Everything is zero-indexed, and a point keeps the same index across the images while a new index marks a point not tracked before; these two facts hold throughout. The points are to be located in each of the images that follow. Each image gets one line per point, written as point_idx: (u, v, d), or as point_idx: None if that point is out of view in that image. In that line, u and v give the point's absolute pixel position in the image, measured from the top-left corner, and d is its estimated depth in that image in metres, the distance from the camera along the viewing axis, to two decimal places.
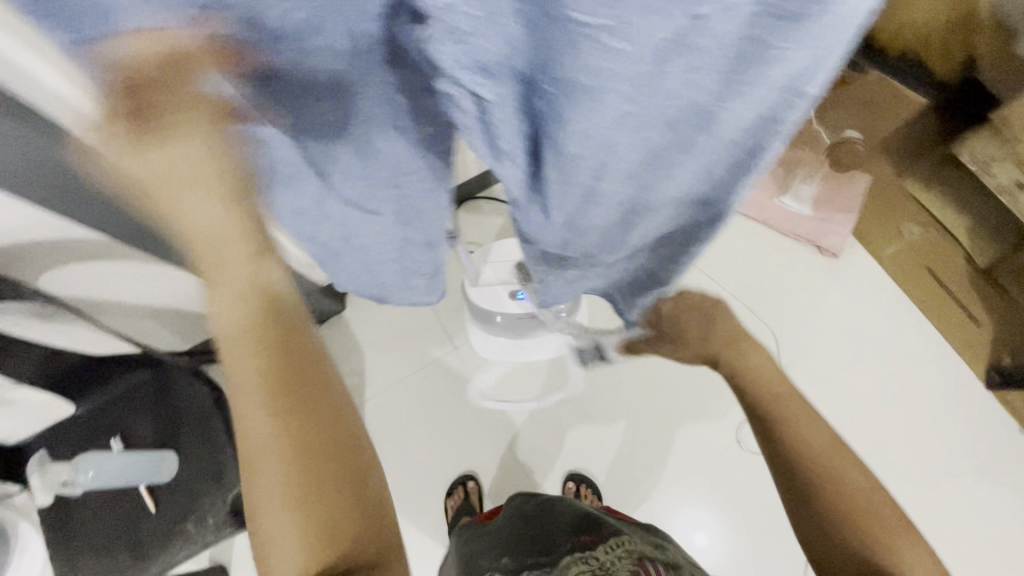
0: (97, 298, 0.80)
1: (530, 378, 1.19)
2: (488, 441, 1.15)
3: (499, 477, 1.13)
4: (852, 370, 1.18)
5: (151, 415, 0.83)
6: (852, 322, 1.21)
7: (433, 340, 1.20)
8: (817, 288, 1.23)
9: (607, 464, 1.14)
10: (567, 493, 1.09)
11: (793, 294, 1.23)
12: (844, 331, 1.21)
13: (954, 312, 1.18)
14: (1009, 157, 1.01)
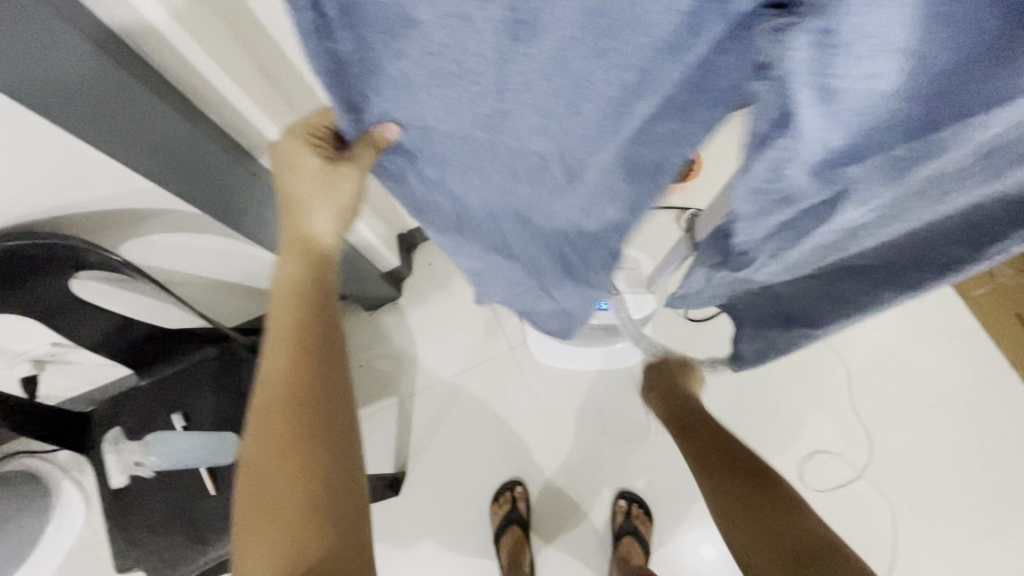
0: (172, 266, 0.77)
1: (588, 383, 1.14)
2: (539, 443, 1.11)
3: (547, 483, 1.10)
4: (926, 413, 1.12)
5: (214, 386, 0.79)
6: (930, 363, 1.15)
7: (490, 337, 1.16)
8: (895, 322, 1.17)
9: (664, 482, 1.09)
10: (617, 511, 1.05)
11: (869, 327, 1.17)
12: (921, 371, 1.14)
13: None
14: None
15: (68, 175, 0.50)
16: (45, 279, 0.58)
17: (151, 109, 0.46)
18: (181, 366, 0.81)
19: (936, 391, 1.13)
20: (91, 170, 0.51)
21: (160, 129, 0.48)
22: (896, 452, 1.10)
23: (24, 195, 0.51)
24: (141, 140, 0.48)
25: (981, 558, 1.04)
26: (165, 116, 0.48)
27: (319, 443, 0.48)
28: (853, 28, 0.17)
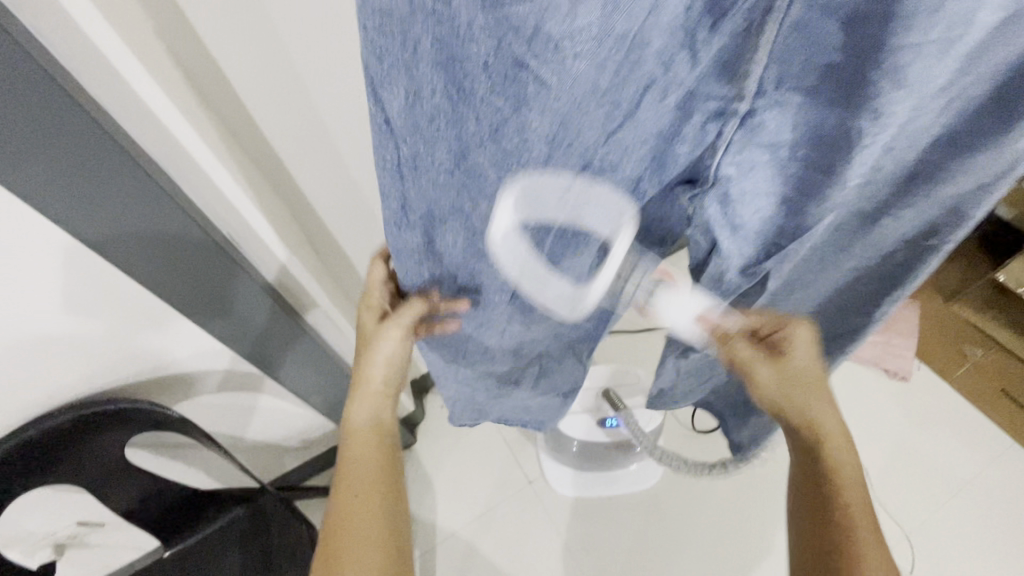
0: (210, 428, 0.82)
1: (608, 516, 1.11)
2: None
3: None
4: (953, 503, 1.11)
5: (239, 545, 0.79)
6: (939, 450, 1.17)
7: (508, 473, 1.17)
8: (893, 413, 1.22)
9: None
10: None
11: (870, 420, 1.21)
12: (933, 459, 1.16)
13: None
14: None
15: (145, 341, 0.60)
16: (105, 443, 0.63)
17: (234, 286, 0.58)
18: (209, 530, 0.81)
19: (954, 478, 1.14)
20: (165, 333, 0.60)
21: (232, 297, 0.59)
22: (938, 549, 1.06)
23: (106, 361, 0.60)
24: (217, 305, 0.59)
25: None
26: (243, 291, 0.59)
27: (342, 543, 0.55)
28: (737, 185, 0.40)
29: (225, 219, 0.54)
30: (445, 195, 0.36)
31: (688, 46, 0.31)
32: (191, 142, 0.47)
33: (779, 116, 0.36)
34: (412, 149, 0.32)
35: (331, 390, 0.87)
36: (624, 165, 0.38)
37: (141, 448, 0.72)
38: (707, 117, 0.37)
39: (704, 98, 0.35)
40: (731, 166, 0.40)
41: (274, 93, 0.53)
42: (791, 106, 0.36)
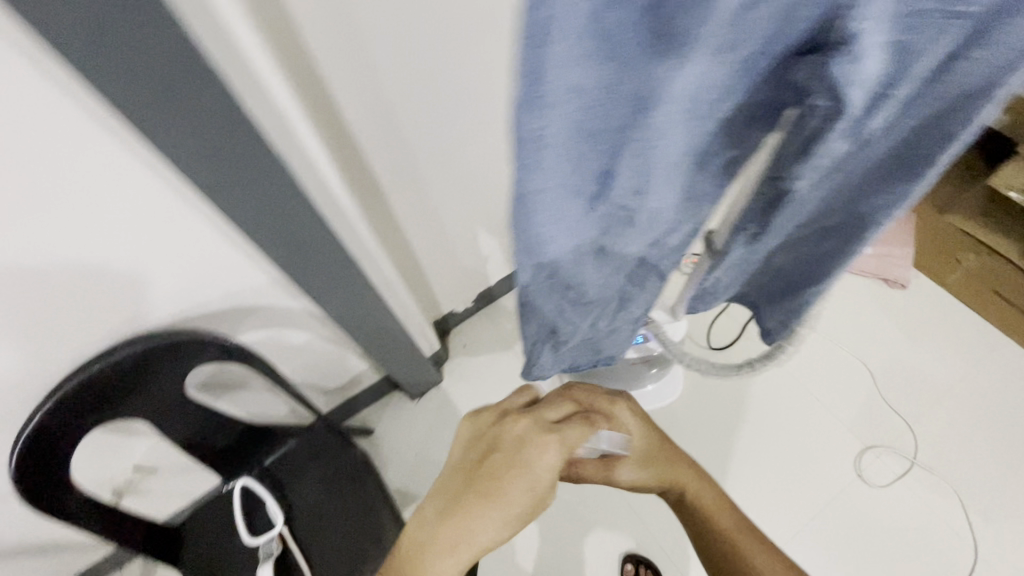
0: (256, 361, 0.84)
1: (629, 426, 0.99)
2: None
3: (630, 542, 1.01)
4: (950, 396, 1.18)
5: (294, 479, 0.83)
6: (940, 353, 1.22)
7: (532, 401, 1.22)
8: (899, 321, 1.25)
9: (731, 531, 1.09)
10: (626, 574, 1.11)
11: (879, 326, 1.25)
12: (936, 361, 1.21)
13: None
14: None
15: (193, 260, 0.61)
16: (169, 377, 0.67)
17: (307, 236, 0.60)
18: (267, 465, 0.84)
19: (952, 374, 1.19)
20: (208, 252, 0.61)
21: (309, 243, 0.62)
22: (938, 436, 1.13)
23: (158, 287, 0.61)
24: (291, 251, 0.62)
25: None
26: (315, 240, 0.62)
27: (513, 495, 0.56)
28: (737, 245, 0.65)
29: None
30: (554, 209, 0.41)
31: (708, 61, 0.33)
32: (270, 78, 0.48)
33: (876, 20, 0.32)
34: (537, 194, 0.39)
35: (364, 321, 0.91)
36: (682, 152, 0.41)
37: (196, 380, 0.75)
38: (752, 56, 0.34)
39: (759, 34, 0.32)
40: (868, 18, 0.31)
41: (326, 30, 0.54)
42: (827, 20, 0.32)
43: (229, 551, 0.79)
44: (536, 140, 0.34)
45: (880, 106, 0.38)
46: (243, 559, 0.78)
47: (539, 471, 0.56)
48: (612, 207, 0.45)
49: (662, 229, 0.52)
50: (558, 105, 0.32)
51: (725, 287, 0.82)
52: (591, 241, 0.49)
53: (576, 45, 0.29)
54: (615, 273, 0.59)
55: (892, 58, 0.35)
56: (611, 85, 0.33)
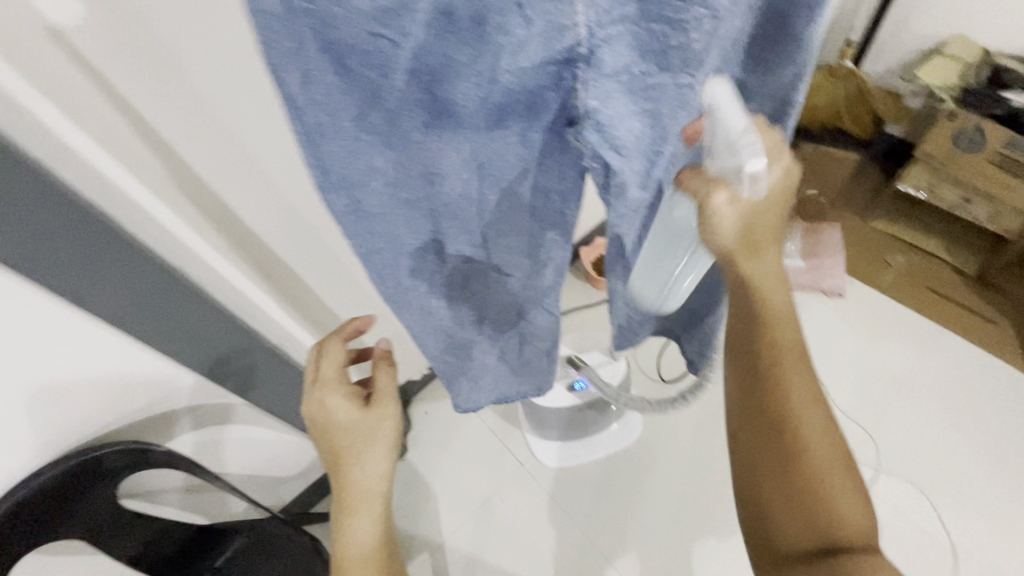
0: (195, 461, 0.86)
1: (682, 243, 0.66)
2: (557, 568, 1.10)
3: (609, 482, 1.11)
4: (903, 395, 1.20)
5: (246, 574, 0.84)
6: (887, 355, 1.25)
7: (498, 459, 1.22)
8: (842, 328, 1.29)
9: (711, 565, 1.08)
10: None
11: (825, 335, 1.29)
12: (885, 362, 1.24)
13: (976, 322, 1.26)
14: (945, 180, 1.24)
15: (109, 374, 0.64)
16: (102, 491, 0.68)
17: None
18: (218, 564, 0.84)
19: (902, 373, 1.22)
20: (124, 365, 0.65)
21: (202, 324, 0.66)
22: (896, 437, 1.15)
23: (76, 405, 0.64)
24: None
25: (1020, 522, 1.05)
26: None
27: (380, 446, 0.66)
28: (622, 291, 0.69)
29: (169, 252, 0.58)
30: (397, 252, 0.48)
31: (473, 144, 0.41)
32: (133, 190, 0.51)
33: (608, 99, 0.39)
34: (373, 250, 0.47)
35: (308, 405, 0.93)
36: (502, 210, 0.49)
37: (131, 493, 0.76)
38: (524, 135, 0.42)
39: (516, 113, 0.39)
40: (594, 100, 0.39)
41: (215, 152, 0.56)
42: (569, 97, 0.39)
43: None
44: (353, 210, 0.42)
45: (656, 158, 0.45)
46: None
47: (389, 430, 0.67)
48: (457, 249, 0.52)
49: (523, 264, 0.58)
50: (361, 184, 0.40)
51: (645, 331, 0.85)
52: (454, 278, 0.56)
53: (348, 141, 0.37)
54: (499, 308, 0.66)
55: (646, 123, 0.42)
56: (398, 166, 0.40)
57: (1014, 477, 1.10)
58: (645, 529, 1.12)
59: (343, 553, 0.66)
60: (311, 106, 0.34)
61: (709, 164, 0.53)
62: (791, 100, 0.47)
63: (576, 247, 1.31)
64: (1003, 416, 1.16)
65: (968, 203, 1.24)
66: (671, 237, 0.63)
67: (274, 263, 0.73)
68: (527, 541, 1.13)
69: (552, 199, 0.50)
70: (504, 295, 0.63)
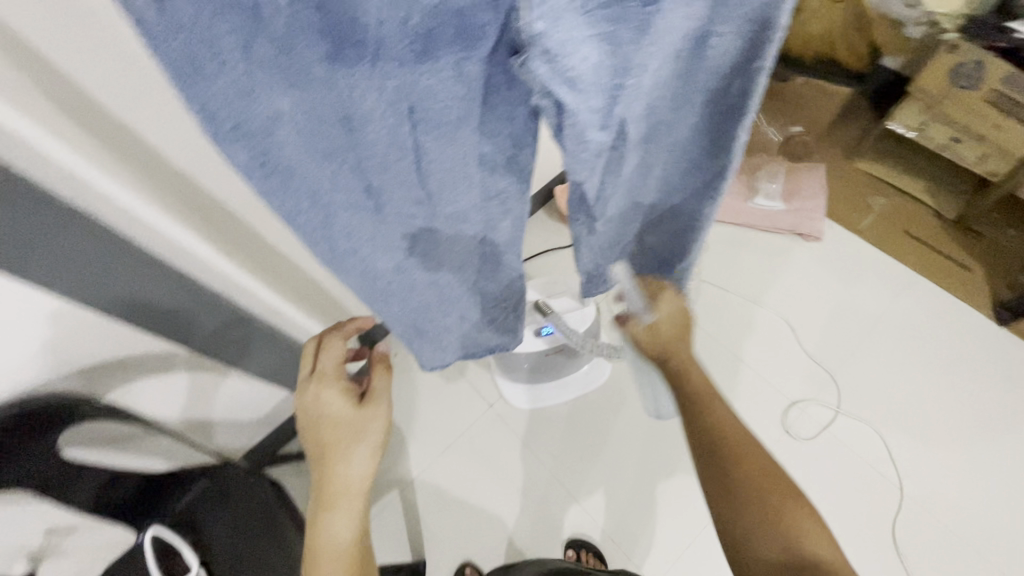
0: (146, 410, 0.83)
1: (683, 201, 0.64)
2: (525, 504, 1.13)
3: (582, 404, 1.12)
4: (871, 339, 1.21)
5: (210, 519, 0.83)
6: (859, 300, 1.25)
7: (468, 402, 1.22)
8: (817, 273, 1.27)
9: (673, 501, 1.11)
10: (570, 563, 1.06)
11: (800, 280, 1.27)
12: (857, 307, 1.24)
13: (950, 266, 1.26)
14: (937, 119, 1.18)
15: (28, 329, 0.59)
16: (42, 446, 0.65)
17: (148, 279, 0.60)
18: (179, 506, 0.83)
19: (871, 317, 1.23)
20: (45, 319, 0.59)
21: (129, 275, 0.60)
22: (859, 379, 1.17)
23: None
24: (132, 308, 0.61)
25: (967, 458, 1.10)
26: None
27: (368, 443, 0.67)
28: (587, 243, 0.65)
29: (76, 196, 0.51)
30: (324, 201, 0.43)
31: (394, 82, 0.34)
32: (14, 125, 0.44)
33: (557, 20, 0.32)
34: (294, 206, 0.42)
35: (265, 353, 0.90)
36: (443, 159, 0.42)
37: (77, 444, 0.74)
38: (459, 68, 0.34)
39: (448, 40, 0.32)
40: (542, 22, 0.32)
41: (113, 77, 0.48)
42: (512, 19, 0.32)
43: None
44: (261, 161, 0.37)
45: (617, 95, 0.39)
46: None
47: (379, 430, 0.68)
48: (397, 200, 0.46)
49: (477, 215, 0.53)
50: (267, 132, 0.35)
51: (612, 280, 0.82)
52: (398, 229, 0.51)
53: (238, 77, 0.31)
54: (453, 259, 0.61)
55: (602, 51, 0.36)
56: (307, 108, 0.34)
57: (966, 416, 1.14)
58: (612, 468, 1.15)
59: (316, 548, 0.64)
60: (172, 27, 0.28)
61: (677, 99, 0.47)
62: (771, 19, 0.40)
63: (550, 187, 1.24)
64: (964, 358, 1.18)
65: (955, 144, 1.19)
66: (638, 181, 0.58)
67: (210, 206, 0.66)
68: (496, 480, 1.15)
69: (507, 146, 0.44)
70: (459, 248, 0.59)
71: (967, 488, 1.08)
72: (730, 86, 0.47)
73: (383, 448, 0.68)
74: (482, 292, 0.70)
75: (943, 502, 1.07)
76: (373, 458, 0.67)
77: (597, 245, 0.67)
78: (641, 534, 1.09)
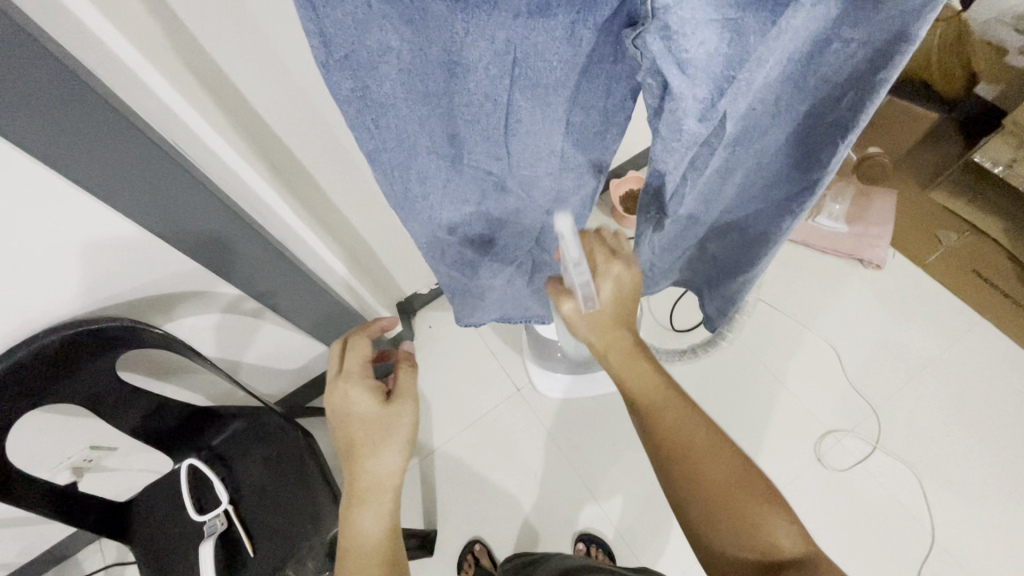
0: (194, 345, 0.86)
1: (758, 210, 0.62)
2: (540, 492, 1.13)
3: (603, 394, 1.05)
4: (920, 379, 1.15)
5: (243, 457, 0.86)
6: (914, 337, 1.19)
7: (496, 383, 1.23)
8: (871, 303, 1.22)
9: None
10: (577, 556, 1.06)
11: (853, 308, 1.22)
12: (910, 344, 1.18)
13: (1020, 315, 1.18)
14: None
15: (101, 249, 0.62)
16: (97, 363, 0.68)
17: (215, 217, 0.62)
18: (214, 444, 0.87)
19: (924, 356, 1.17)
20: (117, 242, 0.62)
21: (196, 211, 0.61)
22: (901, 419, 1.12)
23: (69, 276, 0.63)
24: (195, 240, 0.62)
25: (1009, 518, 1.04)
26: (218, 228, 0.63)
27: (397, 440, 0.66)
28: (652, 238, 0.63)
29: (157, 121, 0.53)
30: (408, 153, 0.43)
31: (505, 33, 0.33)
32: (109, 37, 0.46)
33: None
34: (380, 147, 0.41)
35: (311, 306, 0.92)
36: (529, 127, 0.42)
37: (129, 367, 0.77)
38: (571, 32, 0.34)
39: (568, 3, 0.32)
40: None
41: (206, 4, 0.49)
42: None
43: (178, 523, 0.82)
44: (358, 95, 0.35)
45: (724, 87, 0.38)
46: (189, 530, 0.82)
47: (407, 428, 0.67)
48: (474, 159, 0.46)
49: (548, 189, 0.52)
50: (370, 66, 0.34)
51: (666, 279, 0.80)
52: (469, 191, 0.51)
53: (357, 8, 0.30)
54: (514, 230, 0.61)
55: (721, 36, 0.34)
56: (414, 50, 0.34)
57: (1014, 473, 1.07)
58: (632, 471, 1.14)
59: (350, 547, 0.64)
60: None
61: (781, 100, 0.45)
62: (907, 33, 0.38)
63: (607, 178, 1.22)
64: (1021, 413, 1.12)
65: None
66: (718, 183, 0.56)
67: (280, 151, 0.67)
68: (514, 463, 1.16)
69: (593, 123, 0.43)
70: (522, 220, 0.58)
71: (1003, 548, 1.03)
72: (841, 96, 0.45)
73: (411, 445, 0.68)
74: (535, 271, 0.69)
75: (975, 558, 1.02)
76: (402, 456, 0.66)
77: (660, 242, 0.65)
78: (653, 539, 1.08)
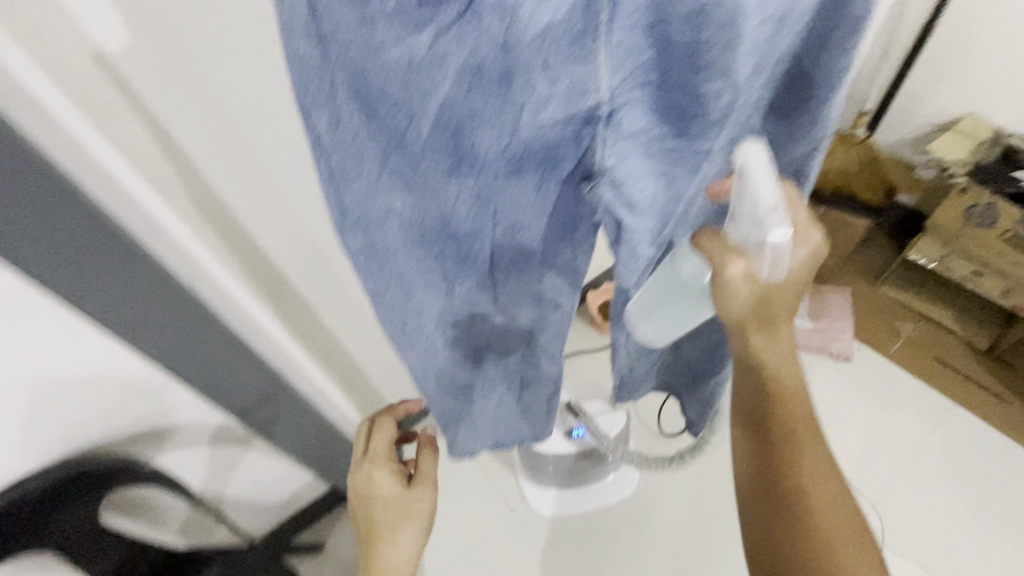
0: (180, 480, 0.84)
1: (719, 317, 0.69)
2: None
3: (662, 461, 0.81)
4: (911, 469, 1.16)
5: None
6: (896, 426, 1.22)
7: (489, 503, 1.19)
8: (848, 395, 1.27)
9: None
10: None
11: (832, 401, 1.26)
12: (893, 433, 1.21)
13: (987, 398, 1.24)
14: (956, 253, 1.24)
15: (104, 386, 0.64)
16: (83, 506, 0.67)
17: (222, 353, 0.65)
18: None
19: (909, 446, 1.19)
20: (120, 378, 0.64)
21: (205, 345, 0.65)
22: (902, 513, 1.11)
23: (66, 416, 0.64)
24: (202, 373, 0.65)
25: None
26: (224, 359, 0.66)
27: (414, 527, 0.71)
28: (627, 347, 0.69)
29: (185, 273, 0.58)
30: (405, 286, 0.49)
31: (487, 193, 0.40)
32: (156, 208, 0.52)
33: (625, 159, 0.39)
34: (382, 279, 0.47)
35: (301, 432, 0.92)
36: (510, 258, 0.49)
37: (111, 509, 0.75)
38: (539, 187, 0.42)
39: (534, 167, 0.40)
40: (611, 159, 0.39)
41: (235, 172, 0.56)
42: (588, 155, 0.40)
43: None
44: (367, 247, 0.44)
45: (667, 220, 0.46)
46: None
47: (424, 511, 0.71)
48: (463, 290, 0.52)
49: (529, 309, 0.58)
50: (378, 222, 0.42)
51: (646, 384, 0.84)
52: (458, 316, 0.56)
53: (369, 180, 0.38)
54: (500, 348, 0.65)
55: (660, 184, 0.42)
56: (414, 208, 0.41)
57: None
58: None
59: None
60: (331, 143, 0.36)
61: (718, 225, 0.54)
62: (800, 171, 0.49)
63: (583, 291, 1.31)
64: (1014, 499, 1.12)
65: (977, 277, 1.24)
66: None
67: (283, 285, 0.73)
68: None
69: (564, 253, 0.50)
70: (507, 338, 0.63)
71: None
72: None
73: (427, 526, 0.72)
74: (523, 383, 0.73)
75: None
76: (418, 542, 0.71)
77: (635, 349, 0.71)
78: None
